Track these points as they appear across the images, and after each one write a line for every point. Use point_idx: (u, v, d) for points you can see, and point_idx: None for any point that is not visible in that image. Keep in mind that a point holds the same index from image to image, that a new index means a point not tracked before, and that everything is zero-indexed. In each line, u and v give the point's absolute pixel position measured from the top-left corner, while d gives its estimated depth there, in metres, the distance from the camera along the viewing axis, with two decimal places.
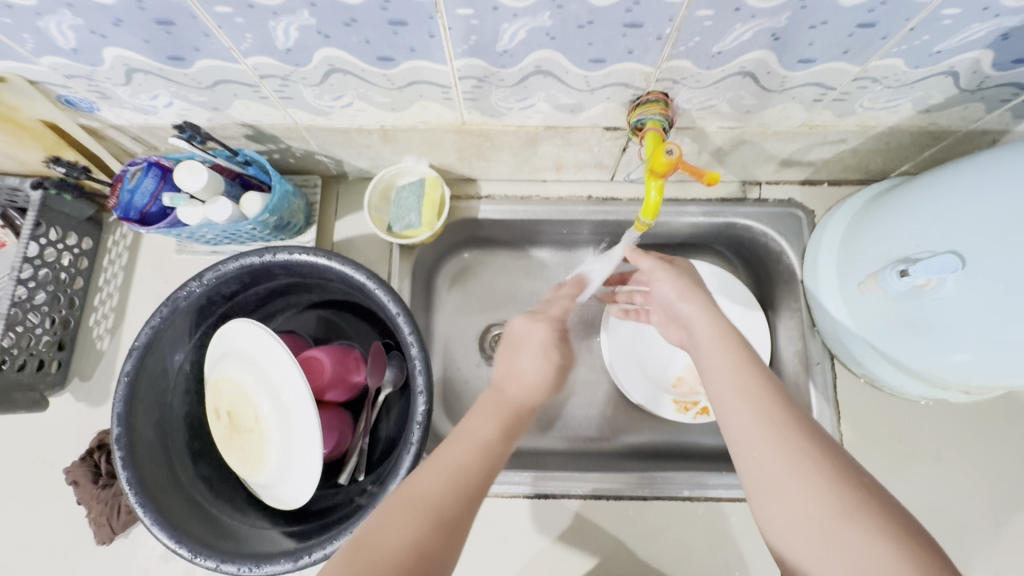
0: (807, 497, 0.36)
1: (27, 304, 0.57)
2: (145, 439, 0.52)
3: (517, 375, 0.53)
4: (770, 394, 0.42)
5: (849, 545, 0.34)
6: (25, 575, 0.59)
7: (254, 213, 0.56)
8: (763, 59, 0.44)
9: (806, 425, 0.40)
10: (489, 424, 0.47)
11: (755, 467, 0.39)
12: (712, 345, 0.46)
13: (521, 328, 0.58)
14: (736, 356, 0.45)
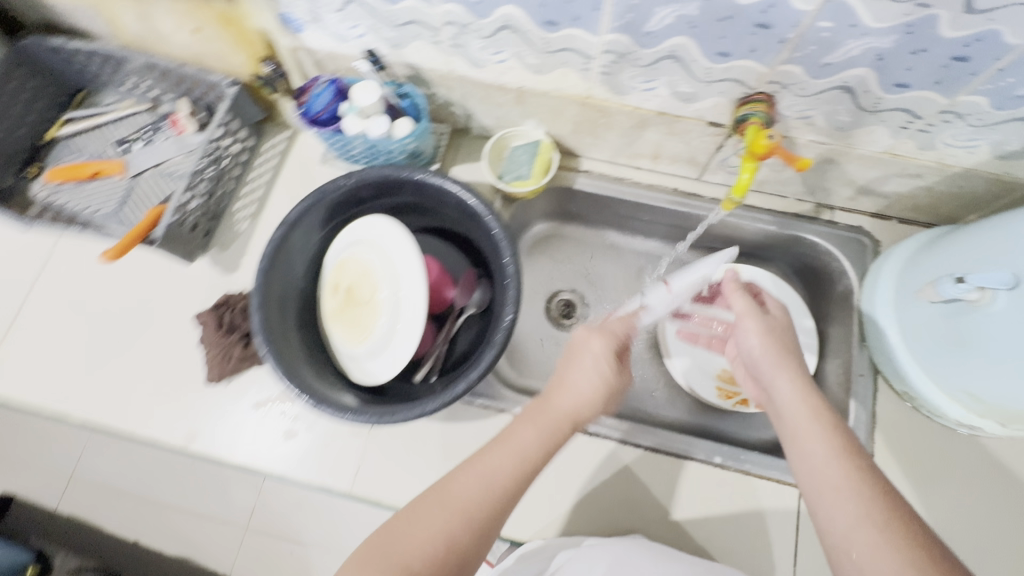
0: None
1: (203, 174, 0.70)
2: (276, 296, 0.63)
3: (562, 385, 0.55)
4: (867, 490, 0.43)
5: None
6: (146, 392, 0.70)
7: (402, 134, 0.67)
8: (864, 77, 0.52)
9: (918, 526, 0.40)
10: (531, 431, 0.51)
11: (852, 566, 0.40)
12: (809, 427, 0.49)
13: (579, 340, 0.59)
14: (832, 443, 0.47)
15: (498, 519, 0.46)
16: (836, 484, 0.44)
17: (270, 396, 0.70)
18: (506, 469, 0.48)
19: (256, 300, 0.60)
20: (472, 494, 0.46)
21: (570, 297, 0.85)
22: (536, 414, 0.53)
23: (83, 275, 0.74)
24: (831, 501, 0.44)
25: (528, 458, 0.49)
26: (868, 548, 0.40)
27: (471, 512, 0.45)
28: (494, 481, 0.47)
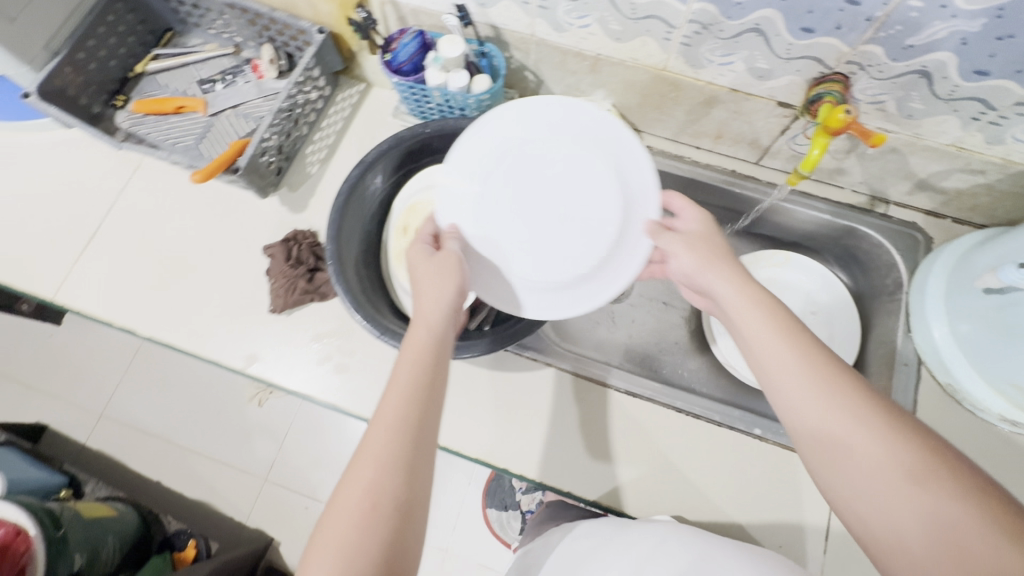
0: (874, 460, 0.37)
1: (286, 114, 0.74)
2: (349, 231, 0.66)
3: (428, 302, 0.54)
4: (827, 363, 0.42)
5: (913, 507, 0.34)
6: (211, 315, 0.73)
7: (479, 90, 0.70)
8: (944, 62, 0.53)
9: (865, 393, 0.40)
10: (410, 364, 0.48)
11: (816, 442, 0.40)
12: (750, 317, 0.48)
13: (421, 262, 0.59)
14: (778, 329, 0.46)
15: (418, 440, 0.44)
16: (783, 363, 0.44)
17: (327, 331, 0.72)
18: (398, 406, 0.45)
19: (332, 232, 0.63)
20: (380, 437, 0.43)
21: None
22: (413, 346, 0.50)
23: (162, 202, 0.78)
24: (787, 384, 0.43)
25: (421, 381, 0.47)
26: (817, 419, 0.40)
27: (387, 453, 0.42)
28: (395, 422, 0.44)
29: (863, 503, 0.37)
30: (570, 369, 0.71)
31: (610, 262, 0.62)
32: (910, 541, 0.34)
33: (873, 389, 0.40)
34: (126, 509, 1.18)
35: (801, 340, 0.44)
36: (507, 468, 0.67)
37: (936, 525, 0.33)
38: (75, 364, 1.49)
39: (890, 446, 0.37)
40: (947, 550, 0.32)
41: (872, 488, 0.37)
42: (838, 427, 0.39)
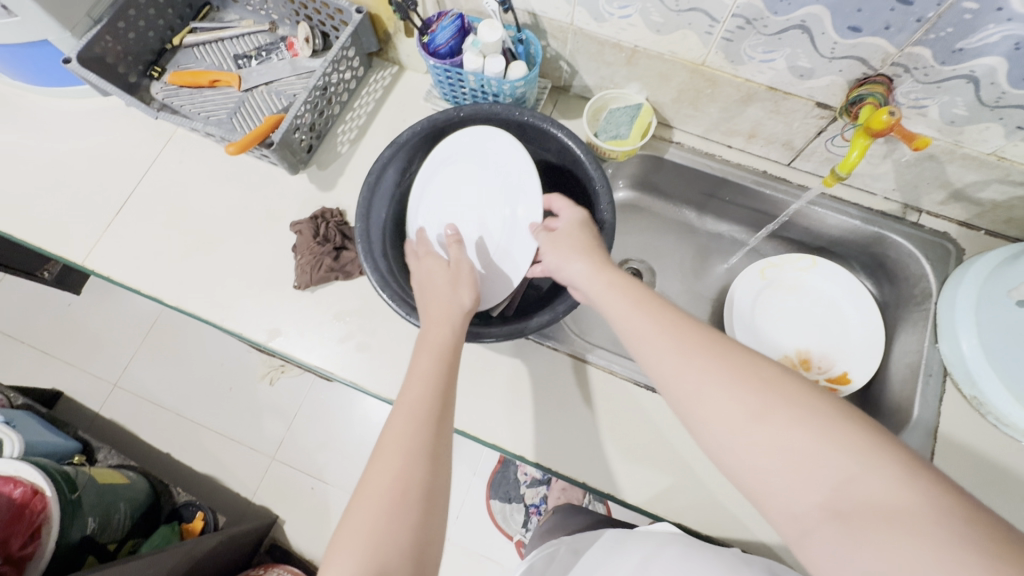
0: (731, 412, 0.38)
1: (319, 91, 0.74)
2: (377, 210, 0.66)
3: (433, 303, 0.57)
4: (680, 329, 0.45)
5: (776, 443, 0.35)
6: (236, 287, 0.74)
7: (515, 77, 0.69)
8: (994, 67, 0.53)
9: (712, 348, 0.42)
10: (425, 357, 0.50)
11: (687, 410, 0.41)
12: (610, 297, 0.52)
13: (428, 273, 0.62)
14: (637, 303, 0.49)
15: (440, 431, 0.45)
16: (645, 337, 0.46)
17: (349, 310, 0.73)
18: (421, 394, 0.47)
19: (362, 209, 0.63)
20: (403, 425, 0.44)
21: (638, 267, 0.89)
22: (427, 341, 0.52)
23: (194, 174, 0.79)
24: (650, 356, 0.44)
25: (438, 374, 0.49)
26: (681, 380, 0.42)
27: (413, 442, 0.43)
28: (416, 409, 0.45)
29: (733, 459, 0.37)
30: (590, 362, 0.70)
31: (507, 261, 0.66)
32: (777, 479, 0.35)
33: (712, 339, 0.43)
34: (137, 478, 1.20)
35: (654, 313, 0.47)
36: (522, 455, 0.67)
37: (803, 466, 0.34)
38: (93, 333, 1.51)
39: (743, 394, 0.38)
40: (819, 490, 0.33)
41: (738, 440, 0.37)
42: (691, 382, 0.41)
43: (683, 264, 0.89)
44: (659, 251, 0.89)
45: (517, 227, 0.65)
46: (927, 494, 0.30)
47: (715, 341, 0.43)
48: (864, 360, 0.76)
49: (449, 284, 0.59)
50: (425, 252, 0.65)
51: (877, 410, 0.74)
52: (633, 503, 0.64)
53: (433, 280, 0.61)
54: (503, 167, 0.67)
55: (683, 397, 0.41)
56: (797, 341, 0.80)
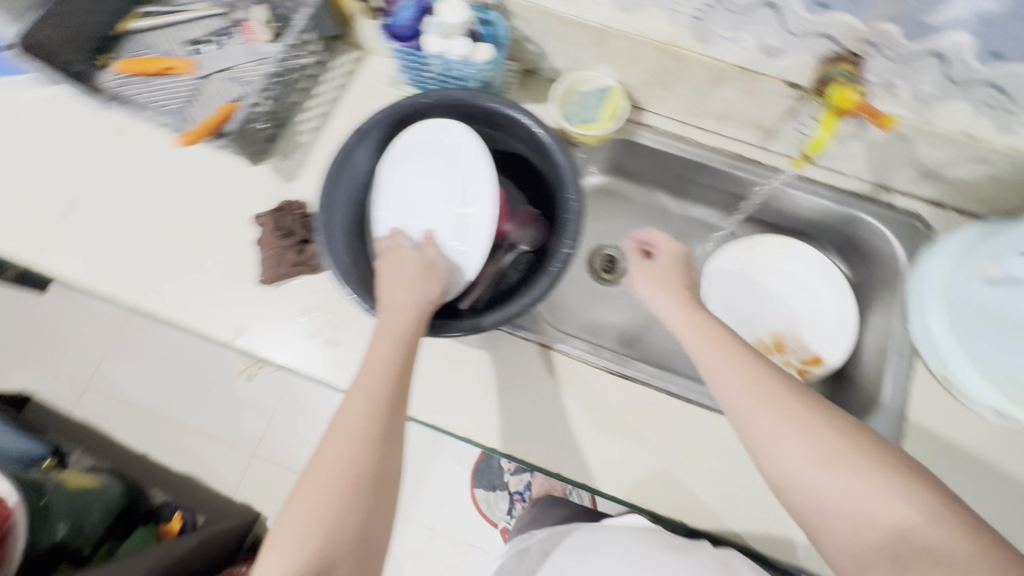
0: (799, 454, 0.43)
1: (276, 77, 0.70)
2: (340, 201, 0.64)
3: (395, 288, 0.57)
4: (755, 371, 0.50)
5: (840, 488, 0.41)
6: (197, 284, 0.71)
7: (480, 59, 0.67)
8: (962, 44, 0.52)
9: (789, 394, 0.47)
10: (383, 343, 0.52)
11: (755, 441, 0.47)
12: (691, 333, 0.57)
13: (393, 258, 0.60)
14: (718, 341, 0.54)
15: (392, 415, 0.48)
16: (721, 372, 0.51)
17: (315, 305, 0.70)
18: (378, 381, 0.49)
19: (322, 202, 0.61)
20: (355, 412, 0.47)
21: (613, 253, 0.88)
22: (387, 326, 0.53)
23: (149, 167, 0.76)
24: (731, 391, 0.49)
25: (393, 361, 0.51)
26: (757, 423, 0.47)
27: (363, 427, 0.46)
28: (371, 396, 0.48)
29: (800, 497, 0.43)
30: (562, 351, 0.69)
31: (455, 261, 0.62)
32: (836, 519, 0.41)
33: (787, 385, 0.48)
34: (112, 480, 1.17)
35: (738, 358, 0.51)
36: (495, 447, 0.66)
37: (859, 509, 0.40)
38: (61, 334, 1.46)
39: (810, 442, 0.43)
40: (868, 531, 0.39)
41: (805, 478, 0.43)
42: (766, 420, 0.46)
43: None
44: (634, 236, 0.88)
45: (470, 227, 0.62)
46: (972, 543, 0.36)
47: (792, 389, 0.48)
48: (837, 341, 0.76)
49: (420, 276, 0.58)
50: (395, 245, 0.62)
51: (849, 390, 0.75)
52: (608, 492, 0.63)
53: (397, 272, 0.59)
54: (460, 163, 0.64)
55: (755, 432, 0.47)
56: (770, 323, 0.81)
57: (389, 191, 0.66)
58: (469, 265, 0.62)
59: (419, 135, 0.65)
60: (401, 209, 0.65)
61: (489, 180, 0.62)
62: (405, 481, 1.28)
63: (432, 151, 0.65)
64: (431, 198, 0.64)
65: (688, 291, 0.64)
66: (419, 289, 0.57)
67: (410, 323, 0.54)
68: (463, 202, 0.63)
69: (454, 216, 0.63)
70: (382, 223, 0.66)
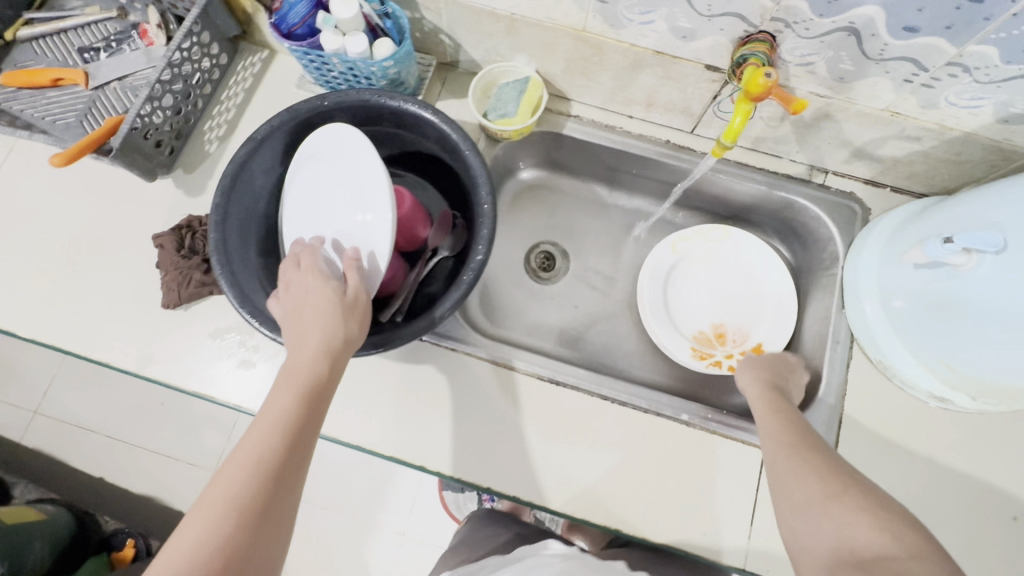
0: (808, 490, 0.45)
1: (167, 85, 0.65)
2: (237, 217, 0.60)
3: (305, 325, 0.50)
4: (799, 432, 0.52)
5: (835, 519, 0.42)
6: (99, 312, 0.67)
7: (381, 56, 0.63)
8: (872, 18, 0.49)
9: (823, 451, 0.49)
10: (285, 394, 0.45)
11: (777, 481, 0.49)
12: (758, 402, 0.59)
13: (306, 284, 0.53)
14: (777, 407, 0.57)
15: (280, 485, 0.41)
16: (766, 428, 0.55)
17: (229, 327, 0.67)
18: (269, 443, 0.42)
19: (214, 219, 0.57)
20: (231, 483, 0.40)
21: (550, 250, 0.85)
22: (289, 374, 0.47)
23: (42, 188, 0.71)
24: (768, 442, 0.53)
25: (289, 419, 0.44)
26: (782, 462, 0.50)
27: (240, 500, 0.39)
28: (258, 463, 0.41)
29: (800, 532, 0.44)
30: (491, 359, 0.67)
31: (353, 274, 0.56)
32: (824, 549, 0.41)
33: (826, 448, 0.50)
34: (57, 512, 1.12)
35: (780, 416, 0.55)
36: (423, 465, 0.63)
37: (844, 539, 0.40)
38: None
39: (821, 481, 0.45)
40: (846, 556, 0.39)
41: (808, 509, 0.44)
42: (792, 462, 0.48)
43: (599, 242, 0.85)
44: (573, 231, 0.85)
45: (368, 236, 0.56)
46: None
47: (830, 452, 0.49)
48: (778, 330, 0.74)
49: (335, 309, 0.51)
50: (312, 263, 0.55)
51: None
52: (541, 505, 0.61)
53: (308, 302, 0.51)
54: (355, 166, 0.58)
55: (778, 475, 0.49)
56: (712, 314, 0.78)
57: (293, 206, 0.61)
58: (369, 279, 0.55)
59: (317, 143, 0.61)
60: (304, 223, 0.61)
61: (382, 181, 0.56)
62: (367, 491, 1.21)
63: (330, 158, 0.60)
64: (329, 207, 0.59)
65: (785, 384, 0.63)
66: (332, 325, 0.50)
67: (318, 367, 0.47)
68: (358, 209, 0.57)
69: (350, 225, 0.57)
70: (287, 239, 0.62)
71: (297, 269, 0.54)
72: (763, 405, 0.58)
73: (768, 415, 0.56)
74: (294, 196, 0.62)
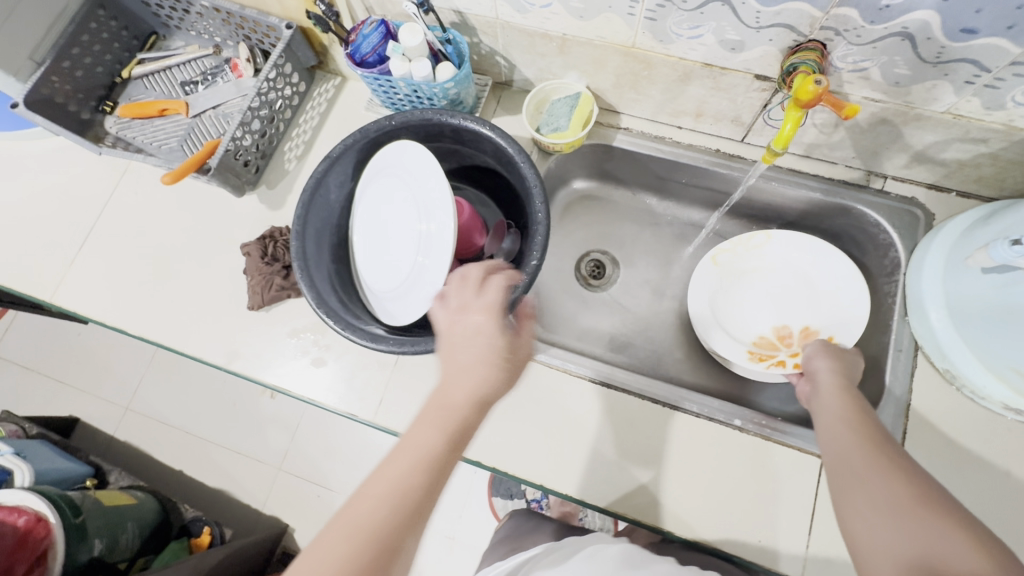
0: (882, 493, 0.40)
1: (254, 111, 0.74)
2: (315, 227, 0.66)
3: (466, 367, 0.46)
4: (866, 421, 0.47)
5: (913, 530, 0.37)
6: (194, 313, 0.75)
7: (443, 79, 0.68)
8: (927, 22, 0.49)
9: (893, 446, 0.44)
10: (433, 435, 0.43)
11: (840, 471, 0.44)
12: (827, 395, 0.52)
13: (475, 319, 0.49)
14: (843, 399, 0.50)
15: (417, 529, 0.40)
16: (832, 414, 0.49)
17: (304, 327, 0.73)
18: (413, 483, 0.41)
19: (296, 229, 0.64)
20: (372, 516, 0.39)
21: (600, 258, 0.87)
22: (440, 408, 0.45)
23: (150, 205, 0.81)
24: (836, 428, 0.47)
25: (434, 458, 0.42)
26: (850, 454, 0.44)
27: (381, 536, 0.38)
28: (402, 502, 0.40)
29: (863, 534, 0.40)
30: (544, 361, 0.70)
31: (416, 279, 0.61)
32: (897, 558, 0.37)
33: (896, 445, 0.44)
34: (145, 498, 1.24)
35: (854, 411, 0.48)
36: (480, 461, 0.66)
37: (929, 556, 0.35)
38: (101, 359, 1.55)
39: (896, 486, 0.40)
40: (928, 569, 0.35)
41: (878, 514, 0.39)
42: (858, 458, 0.43)
43: (648, 251, 0.86)
44: (622, 239, 0.87)
45: (427, 245, 0.61)
46: None
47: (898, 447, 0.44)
48: (849, 326, 0.71)
49: (506, 360, 0.48)
50: (482, 295, 0.51)
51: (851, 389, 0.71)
52: (592, 503, 0.63)
53: (472, 339, 0.48)
54: (418, 179, 0.63)
55: (839, 466, 0.44)
56: (772, 320, 0.77)
57: (362, 213, 0.68)
58: (419, 286, 0.60)
59: (385, 158, 0.66)
60: (373, 229, 0.67)
61: (444, 196, 0.60)
62: None
63: (395, 171, 0.65)
64: (396, 216, 0.64)
65: (854, 371, 0.56)
66: (495, 376, 0.47)
67: (469, 410, 0.45)
68: (422, 219, 0.62)
69: (414, 233, 0.62)
70: (359, 243, 0.69)
71: (478, 294, 0.51)
72: (831, 392, 0.52)
73: (841, 404, 0.50)
74: (363, 203, 0.68)
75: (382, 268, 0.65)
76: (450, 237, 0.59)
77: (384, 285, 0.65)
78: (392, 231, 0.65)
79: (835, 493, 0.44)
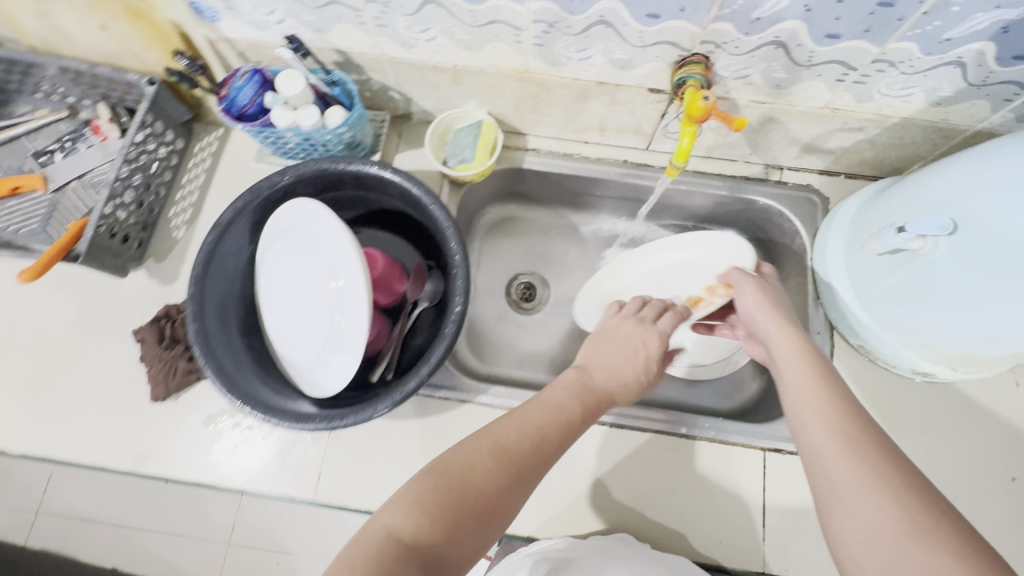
0: (875, 514, 0.36)
1: (125, 181, 0.66)
2: (213, 303, 0.60)
3: (618, 368, 0.54)
4: (841, 406, 0.43)
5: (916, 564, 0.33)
6: (87, 416, 0.66)
7: (335, 124, 0.64)
8: (795, 30, 0.51)
9: (875, 435, 0.40)
10: (574, 400, 0.49)
11: (824, 476, 0.40)
12: (790, 362, 0.49)
13: (637, 334, 0.58)
14: (813, 368, 0.48)
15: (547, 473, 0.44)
16: (801, 386, 0.46)
17: (220, 411, 0.66)
18: (554, 433, 0.45)
19: (191, 310, 0.57)
20: (513, 437, 0.43)
21: (530, 279, 0.86)
22: (580, 380, 0.52)
23: (16, 299, 0.71)
24: (810, 418, 0.43)
25: (574, 417, 0.48)
26: (830, 454, 0.40)
27: (524, 462, 0.42)
28: (544, 440, 0.44)
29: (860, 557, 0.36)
30: (486, 401, 0.68)
31: (340, 340, 0.56)
32: None
33: (883, 437, 0.40)
34: None
35: (824, 385, 0.46)
36: None
37: None
38: None
39: (889, 505, 0.35)
40: None
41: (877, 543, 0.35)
42: (841, 465, 0.39)
43: (575, 265, 0.86)
44: (548, 257, 0.86)
45: (344, 304, 0.56)
46: None
47: (884, 434, 0.41)
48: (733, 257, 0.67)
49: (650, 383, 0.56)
50: (644, 325, 0.60)
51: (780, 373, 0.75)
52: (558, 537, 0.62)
53: (624, 345, 0.57)
54: (323, 235, 0.58)
55: (818, 466, 0.41)
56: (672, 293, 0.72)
57: (269, 280, 0.63)
58: (339, 349, 0.56)
59: (283, 221, 0.61)
60: (284, 295, 0.62)
61: (351, 248, 0.56)
62: None
63: (297, 229, 0.60)
64: (307, 277, 0.59)
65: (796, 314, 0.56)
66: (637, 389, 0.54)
67: (603, 394, 0.52)
68: (332, 276, 0.57)
69: (328, 293, 0.57)
70: (270, 313, 0.63)
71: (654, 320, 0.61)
72: (793, 360, 0.49)
73: (806, 375, 0.47)
74: (267, 270, 0.63)
75: (301, 336, 0.60)
76: (365, 290, 0.54)
77: (306, 354, 0.60)
78: (304, 293, 0.60)
79: (818, 494, 0.40)
